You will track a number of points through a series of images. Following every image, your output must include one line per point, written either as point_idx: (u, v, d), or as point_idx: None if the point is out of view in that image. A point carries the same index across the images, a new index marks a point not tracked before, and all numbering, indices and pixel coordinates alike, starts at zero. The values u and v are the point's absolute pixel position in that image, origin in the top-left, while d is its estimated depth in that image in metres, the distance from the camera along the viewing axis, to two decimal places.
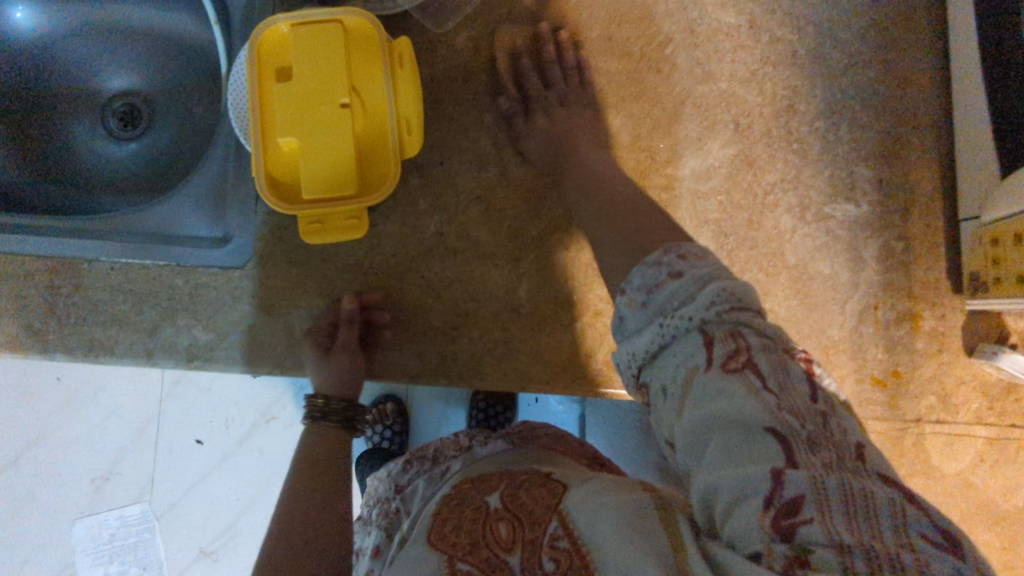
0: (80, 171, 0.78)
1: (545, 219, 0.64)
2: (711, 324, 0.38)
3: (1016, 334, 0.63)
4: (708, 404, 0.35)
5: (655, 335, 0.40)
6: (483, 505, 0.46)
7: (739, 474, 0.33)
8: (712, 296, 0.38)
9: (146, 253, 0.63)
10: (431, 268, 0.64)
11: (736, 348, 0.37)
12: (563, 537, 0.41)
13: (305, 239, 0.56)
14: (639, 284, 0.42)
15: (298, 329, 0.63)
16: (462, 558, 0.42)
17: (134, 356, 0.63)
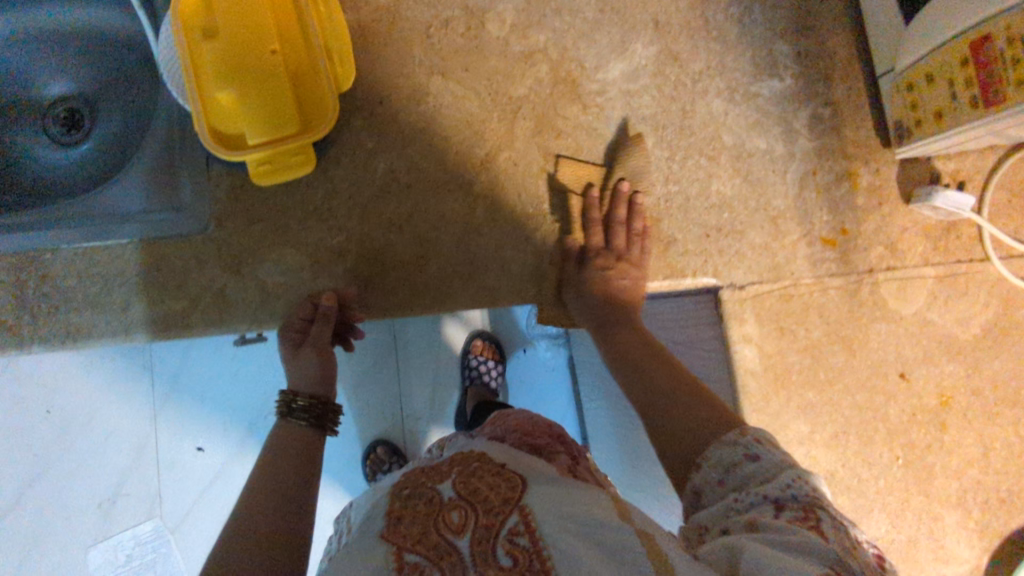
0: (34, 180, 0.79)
1: (489, 140, 0.66)
2: (784, 500, 0.38)
3: (948, 175, 0.66)
4: (767, 544, 0.34)
5: (727, 508, 0.40)
6: (435, 493, 0.42)
7: (795, 567, 0.32)
8: (791, 481, 0.38)
9: (104, 233, 0.64)
10: (387, 205, 0.66)
11: (807, 516, 0.36)
12: (524, 534, 0.38)
13: (257, 180, 0.58)
14: (715, 461, 0.43)
15: (269, 284, 0.65)
16: (411, 549, 0.38)
17: (114, 337, 0.64)
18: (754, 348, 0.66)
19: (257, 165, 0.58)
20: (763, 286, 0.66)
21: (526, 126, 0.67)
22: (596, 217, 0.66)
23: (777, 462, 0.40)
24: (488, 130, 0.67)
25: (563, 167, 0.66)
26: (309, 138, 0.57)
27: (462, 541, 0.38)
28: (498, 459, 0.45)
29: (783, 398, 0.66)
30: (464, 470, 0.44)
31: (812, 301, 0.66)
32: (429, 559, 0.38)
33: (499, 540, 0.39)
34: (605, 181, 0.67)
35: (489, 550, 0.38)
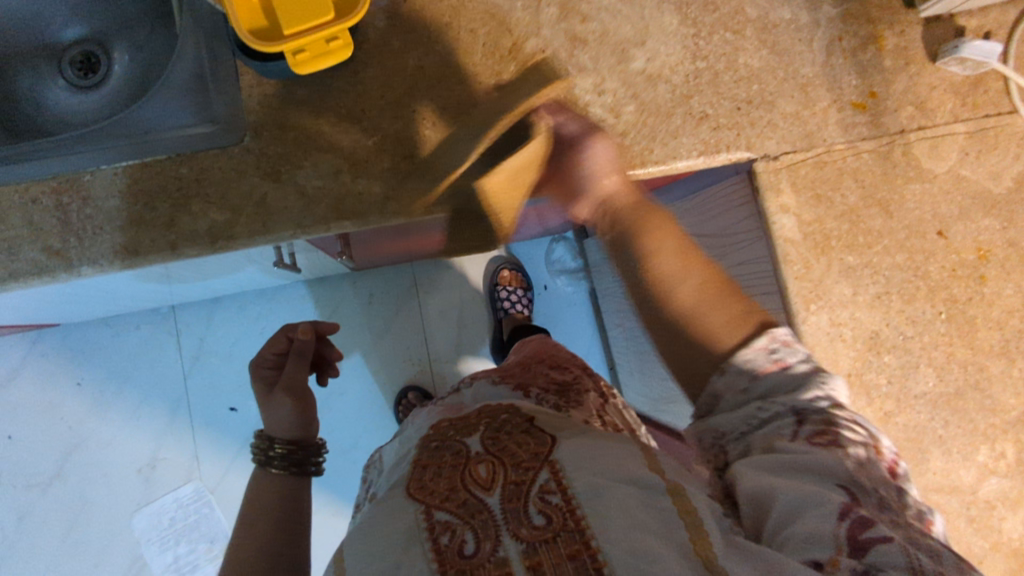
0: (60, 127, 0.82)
1: (515, 30, 0.66)
2: (805, 412, 0.46)
3: (971, 31, 0.67)
4: (777, 466, 0.43)
5: (752, 414, 0.48)
6: (465, 448, 0.54)
7: (804, 492, 0.40)
8: (810, 396, 0.46)
9: (144, 151, 0.65)
10: (421, 102, 0.66)
11: (828, 430, 0.44)
12: (555, 493, 0.47)
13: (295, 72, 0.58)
14: (741, 368, 0.50)
15: (309, 188, 0.65)
16: (440, 507, 0.48)
17: (159, 252, 0.64)
18: (792, 217, 0.66)
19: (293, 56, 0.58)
20: (797, 154, 0.66)
21: (551, 13, 0.67)
22: (627, 99, 0.66)
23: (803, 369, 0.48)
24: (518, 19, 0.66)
25: (590, 51, 0.67)
26: (343, 25, 0.56)
27: (493, 495, 0.48)
28: (523, 412, 0.59)
29: (824, 264, 0.66)
30: (490, 427, 0.56)
31: (846, 167, 0.67)
32: (460, 515, 0.47)
33: (529, 492, 0.47)
34: (634, 61, 0.67)
35: (520, 506, 0.47)
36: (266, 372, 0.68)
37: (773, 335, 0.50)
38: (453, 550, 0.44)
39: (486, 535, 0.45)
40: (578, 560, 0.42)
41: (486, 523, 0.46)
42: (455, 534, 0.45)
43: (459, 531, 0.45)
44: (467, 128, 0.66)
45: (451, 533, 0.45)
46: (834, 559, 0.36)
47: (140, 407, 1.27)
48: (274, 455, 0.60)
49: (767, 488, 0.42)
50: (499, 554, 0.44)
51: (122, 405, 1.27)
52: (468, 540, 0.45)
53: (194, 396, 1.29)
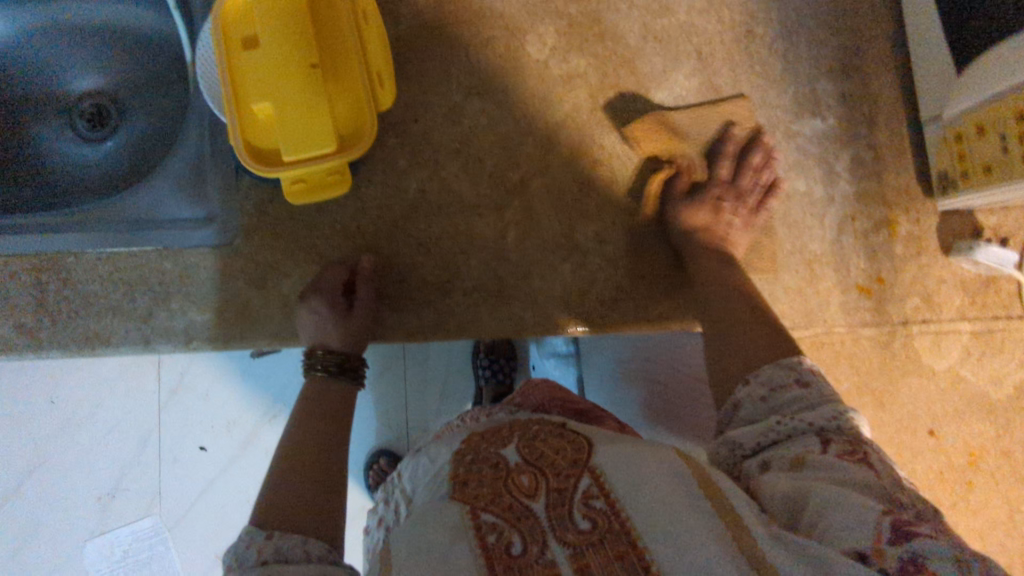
0: (53, 177, 0.78)
1: (524, 164, 0.65)
2: (827, 431, 0.41)
3: (989, 229, 0.65)
4: (816, 474, 0.38)
5: (767, 427, 0.43)
6: (500, 460, 0.40)
7: (849, 498, 0.35)
8: (834, 412, 0.42)
9: (130, 240, 0.63)
10: (419, 225, 0.64)
11: (856, 450, 0.40)
12: (599, 497, 0.36)
13: (289, 199, 0.57)
14: (766, 381, 0.47)
15: (292, 299, 0.64)
16: (483, 507, 0.37)
17: (132, 345, 0.63)
18: None
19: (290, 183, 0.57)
20: (795, 331, 0.64)
21: (563, 153, 0.66)
22: (627, 249, 0.65)
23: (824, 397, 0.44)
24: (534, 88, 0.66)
25: (597, 198, 0.65)
26: (345, 158, 0.56)
27: (537, 501, 0.36)
28: (556, 420, 0.44)
29: None
30: (525, 432, 0.42)
31: (844, 351, 0.65)
32: (506, 518, 0.36)
33: (572, 501, 0.36)
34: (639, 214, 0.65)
35: (565, 514, 0.36)
36: (340, 310, 0.61)
37: (806, 359, 0.47)
38: (500, 551, 0.34)
39: (533, 539, 0.35)
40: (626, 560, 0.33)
41: (535, 527, 0.35)
42: (503, 536, 0.35)
43: (506, 532, 0.35)
44: (462, 254, 0.64)
45: (496, 533, 0.35)
46: (879, 549, 0.32)
47: None
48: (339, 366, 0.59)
49: (774, 480, 0.39)
50: (547, 557, 0.34)
51: None
52: (517, 547, 0.34)
53: None
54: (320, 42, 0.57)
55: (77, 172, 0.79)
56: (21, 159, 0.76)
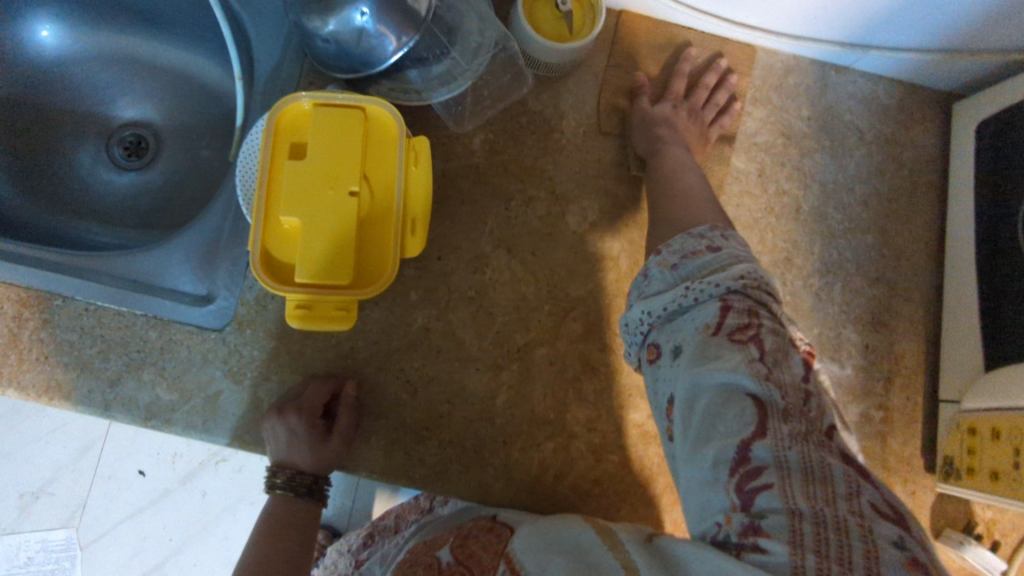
0: (73, 196, 0.77)
1: (534, 330, 0.64)
2: (732, 299, 0.46)
3: (984, 523, 0.62)
4: (699, 357, 0.44)
5: (678, 296, 0.49)
6: (434, 561, 0.53)
7: (728, 431, 0.41)
8: (737, 277, 0.47)
9: (124, 300, 0.62)
10: (411, 363, 0.63)
11: (749, 323, 0.45)
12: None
13: (288, 318, 0.55)
14: (680, 248, 0.52)
15: (264, 404, 0.61)
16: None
17: (89, 406, 0.60)
18: None
19: (295, 302, 0.55)
20: None
21: (575, 328, 0.64)
22: (614, 445, 0.63)
23: (725, 263, 0.49)
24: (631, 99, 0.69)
25: (597, 383, 0.64)
26: (356, 297, 0.54)
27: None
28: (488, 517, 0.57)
29: None
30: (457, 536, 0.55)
31: None
32: None
33: None
34: (635, 410, 0.64)
35: None
36: (318, 432, 0.59)
37: (712, 230, 0.52)
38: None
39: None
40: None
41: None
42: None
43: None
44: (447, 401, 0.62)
45: None
46: (728, 517, 0.40)
47: (51, 431, 1.17)
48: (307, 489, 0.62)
49: (677, 378, 0.46)
50: None
51: (34, 422, 1.16)
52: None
53: (110, 446, 1.17)
54: (366, 175, 0.57)
55: (103, 197, 0.78)
56: (51, 175, 0.76)
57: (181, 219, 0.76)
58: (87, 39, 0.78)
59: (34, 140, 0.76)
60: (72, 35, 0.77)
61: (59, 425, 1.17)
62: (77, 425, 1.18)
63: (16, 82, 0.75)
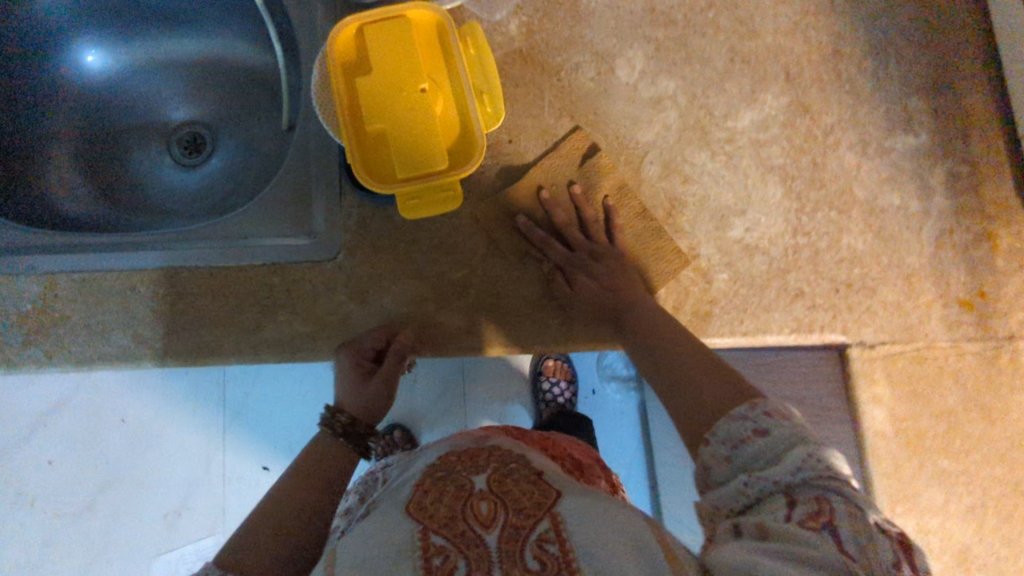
0: (148, 195, 0.82)
1: (616, 183, 0.67)
2: (794, 490, 0.39)
3: None
4: (768, 550, 0.35)
5: (737, 493, 0.41)
6: (468, 484, 0.48)
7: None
8: (798, 458, 0.39)
9: (240, 256, 0.66)
10: (514, 242, 0.66)
11: (822, 509, 0.37)
12: (552, 543, 0.43)
13: (403, 215, 0.59)
14: (725, 433, 0.43)
15: (392, 313, 0.66)
16: (437, 530, 0.45)
17: (241, 356, 0.66)
18: (884, 409, 0.62)
19: (404, 199, 0.59)
20: (895, 345, 0.63)
21: (653, 170, 0.67)
22: (721, 264, 0.65)
23: (792, 433, 0.40)
24: (542, 249, 0.65)
25: (689, 214, 0.66)
26: (458, 176, 0.57)
27: (492, 534, 0.44)
28: (534, 469, 0.51)
29: (915, 466, 0.62)
30: (498, 471, 0.50)
31: (947, 365, 0.63)
32: (456, 544, 0.44)
33: (528, 539, 0.44)
34: (732, 229, 0.66)
35: (518, 548, 0.43)
36: (363, 370, 0.62)
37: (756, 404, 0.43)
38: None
39: (478, 571, 0.42)
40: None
41: (481, 557, 0.43)
42: (448, 560, 0.42)
43: (452, 559, 0.43)
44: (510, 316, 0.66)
45: (441, 556, 0.43)
46: None
47: (172, 452, 1.11)
48: (345, 429, 0.57)
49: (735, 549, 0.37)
50: None
51: (154, 447, 1.11)
52: (459, 569, 0.42)
53: (230, 452, 1.12)
54: (431, 72, 0.60)
55: (180, 194, 0.83)
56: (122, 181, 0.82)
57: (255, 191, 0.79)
58: (124, 49, 0.83)
59: (101, 155, 0.82)
60: (113, 51, 0.82)
61: (176, 445, 1.12)
62: (185, 441, 1.12)
63: (77, 104, 0.82)
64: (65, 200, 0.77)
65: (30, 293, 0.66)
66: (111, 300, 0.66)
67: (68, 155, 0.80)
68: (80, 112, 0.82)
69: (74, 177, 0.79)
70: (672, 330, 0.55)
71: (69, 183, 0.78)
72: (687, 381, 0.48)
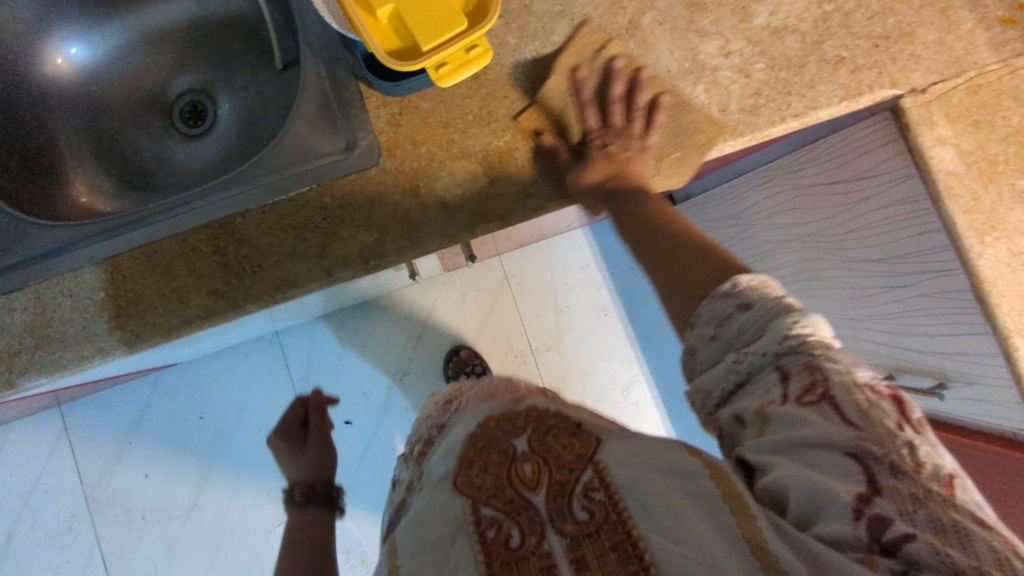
0: (169, 169, 0.87)
1: (629, 7, 0.66)
2: (785, 362, 0.47)
3: None
4: (786, 431, 0.45)
5: (729, 369, 0.50)
6: (513, 447, 0.61)
7: (828, 492, 0.42)
8: (784, 331, 0.47)
9: (287, 187, 0.66)
10: (547, 93, 0.66)
11: (814, 382, 0.45)
12: (597, 489, 0.53)
13: (442, 84, 0.56)
14: (709, 317, 0.52)
15: (450, 198, 0.65)
16: (486, 503, 0.56)
17: (314, 282, 0.66)
18: (951, 148, 0.63)
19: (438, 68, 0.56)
20: (946, 82, 0.63)
21: None
22: (755, 55, 0.64)
23: (773, 305, 0.49)
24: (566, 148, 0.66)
25: (710, 16, 0.65)
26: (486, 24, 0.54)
27: (538, 495, 0.55)
28: (573, 422, 0.64)
29: (995, 192, 0.63)
30: (539, 429, 0.63)
31: (1003, 88, 0.63)
32: (507, 513, 0.54)
33: (572, 491, 0.54)
34: (757, 17, 0.65)
35: (562, 505, 0.53)
36: (291, 441, 0.88)
37: (736, 282, 0.51)
38: (499, 543, 0.52)
39: (531, 531, 0.52)
40: (620, 550, 0.48)
41: (532, 520, 0.53)
42: (501, 528, 0.53)
43: (505, 526, 0.53)
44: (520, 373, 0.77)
45: (495, 527, 0.53)
46: (871, 559, 0.39)
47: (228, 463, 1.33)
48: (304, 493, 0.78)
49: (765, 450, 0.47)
50: (543, 547, 0.51)
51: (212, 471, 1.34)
52: (513, 533, 0.53)
53: None
54: None
55: (195, 166, 0.87)
56: (141, 160, 0.86)
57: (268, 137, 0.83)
58: (110, 33, 0.85)
59: (116, 139, 0.86)
60: (100, 38, 0.84)
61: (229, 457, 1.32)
62: None
63: (78, 96, 0.84)
64: (100, 188, 0.82)
65: (100, 281, 0.67)
66: (177, 264, 0.67)
67: (86, 146, 0.83)
68: (87, 103, 0.85)
69: (100, 173, 0.83)
70: (666, 241, 0.60)
71: (95, 171, 0.82)
72: (685, 295, 0.55)
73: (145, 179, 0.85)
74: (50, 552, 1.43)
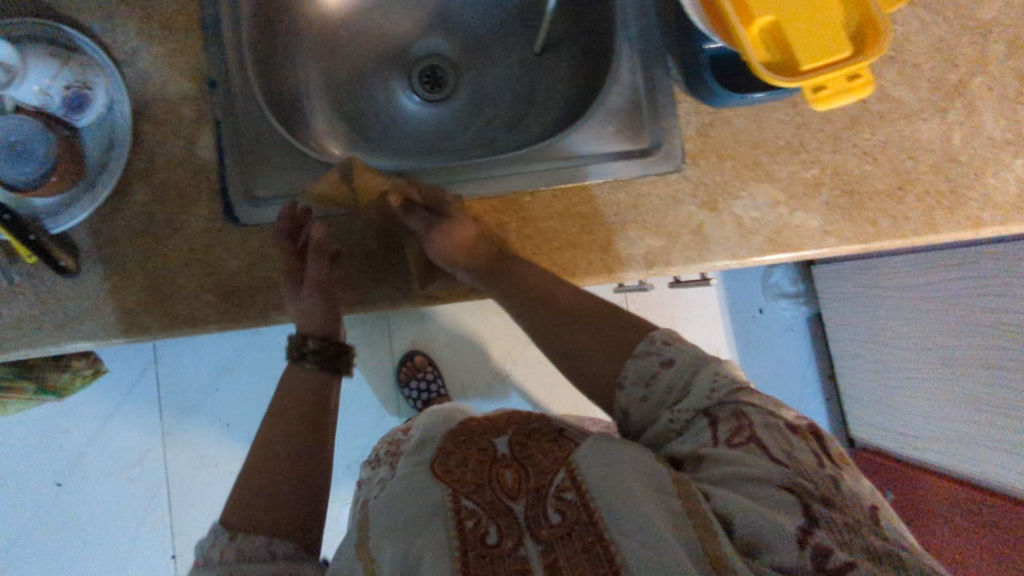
0: (394, 130, 0.84)
1: (962, 66, 0.64)
2: (713, 409, 0.51)
3: None
4: (734, 474, 0.47)
5: (667, 427, 0.53)
6: (492, 448, 0.59)
7: (772, 524, 0.43)
8: (709, 386, 0.51)
9: (583, 172, 0.65)
10: (863, 135, 0.64)
11: (741, 425, 0.49)
12: (570, 491, 0.51)
13: (816, 103, 0.55)
14: (636, 377, 0.54)
15: (747, 219, 0.64)
16: (466, 495, 0.53)
17: (596, 275, 0.64)
18: None
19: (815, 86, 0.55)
20: None
21: (999, 49, 0.64)
22: None
23: (694, 359, 0.53)
24: (841, 201, 0.64)
25: None
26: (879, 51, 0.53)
27: (517, 503, 0.52)
28: (555, 426, 0.61)
29: None
30: (519, 432, 0.61)
31: None
32: (486, 511, 0.51)
33: (547, 496, 0.52)
34: None
35: (540, 509, 0.51)
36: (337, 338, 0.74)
37: (654, 338, 0.55)
38: (476, 535, 0.49)
39: (508, 533, 0.50)
40: (591, 552, 0.46)
41: (510, 522, 0.50)
42: (478, 522, 0.50)
43: (483, 522, 0.50)
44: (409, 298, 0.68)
45: (473, 520, 0.50)
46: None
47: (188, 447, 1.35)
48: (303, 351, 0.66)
49: (715, 486, 0.47)
50: (518, 552, 0.48)
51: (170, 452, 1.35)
52: (491, 533, 0.49)
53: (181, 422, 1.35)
54: None
55: (423, 134, 0.84)
56: (371, 116, 0.84)
57: (517, 120, 0.82)
58: None
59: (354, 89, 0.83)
60: None
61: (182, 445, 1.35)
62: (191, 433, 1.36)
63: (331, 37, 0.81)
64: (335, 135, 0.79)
65: None
66: None
67: (330, 90, 0.81)
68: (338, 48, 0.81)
69: (334, 119, 0.80)
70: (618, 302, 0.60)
71: (331, 116, 0.80)
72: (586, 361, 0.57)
73: (368, 133, 0.82)
74: (114, 482, 1.36)
